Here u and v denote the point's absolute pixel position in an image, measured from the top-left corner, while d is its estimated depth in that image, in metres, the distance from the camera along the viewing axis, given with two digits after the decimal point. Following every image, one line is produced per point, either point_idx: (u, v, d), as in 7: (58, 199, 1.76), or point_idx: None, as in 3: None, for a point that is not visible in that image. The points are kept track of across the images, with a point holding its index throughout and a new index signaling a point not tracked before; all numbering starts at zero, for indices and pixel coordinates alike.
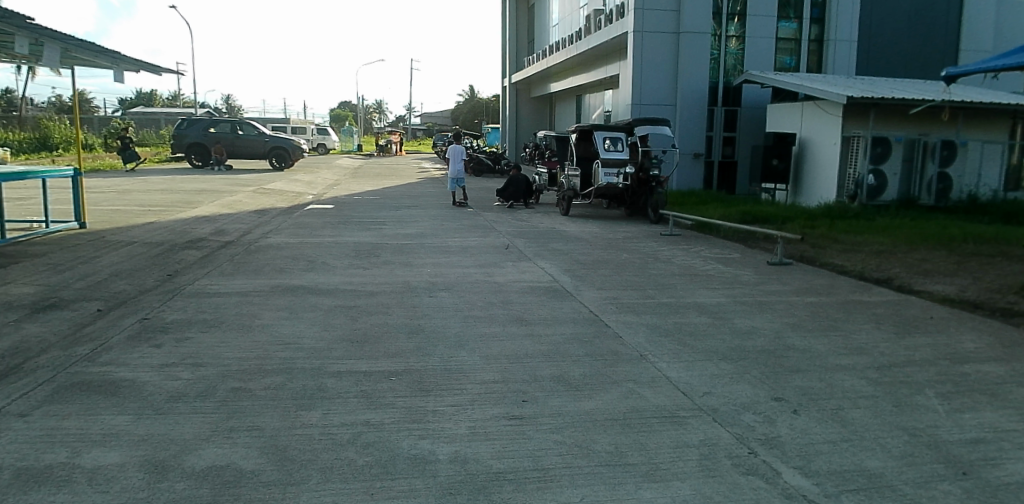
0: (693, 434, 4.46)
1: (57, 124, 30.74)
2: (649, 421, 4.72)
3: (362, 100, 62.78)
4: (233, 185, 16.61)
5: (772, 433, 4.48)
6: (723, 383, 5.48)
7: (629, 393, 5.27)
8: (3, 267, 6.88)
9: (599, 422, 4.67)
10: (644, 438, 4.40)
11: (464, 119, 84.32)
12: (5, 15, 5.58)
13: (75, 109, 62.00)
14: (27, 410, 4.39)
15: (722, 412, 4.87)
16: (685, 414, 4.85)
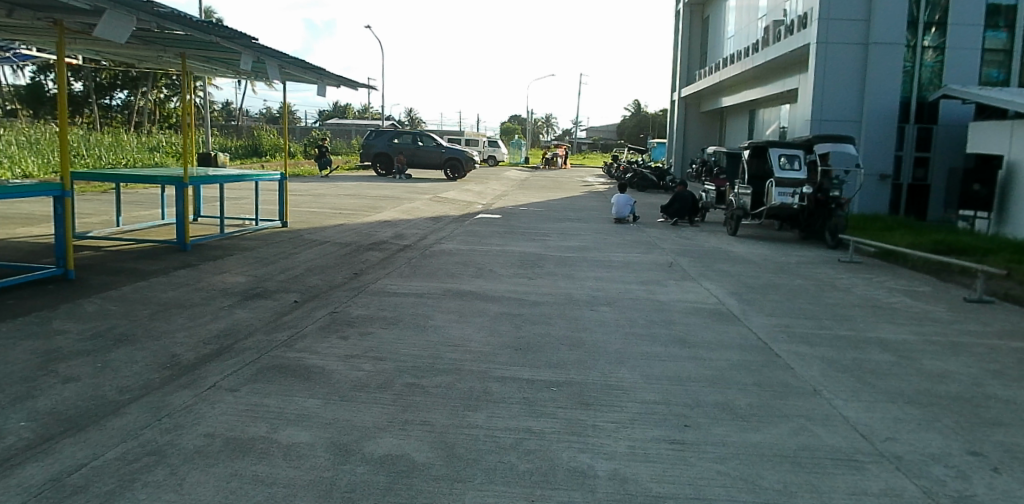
0: (874, 482, 4.00)
1: (269, 134, 34.83)
2: (824, 462, 4.30)
3: (530, 115, 64.39)
4: (414, 193, 17.75)
5: (968, 490, 3.90)
6: (910, 429, 4.89)
7: (801, 429, 4.85)
8: (222, 257, 7.83)
9: (766, 457, 4.33)
10: (819, 480, 4.02)
11: (625, 135, 83.68)
12: (236, 34, 6.34)
13: (280, 121, 69.77)
14: (236, 385, 4.89)
15: (909, 461, 4.32)
16: (863, 459, 4.36)
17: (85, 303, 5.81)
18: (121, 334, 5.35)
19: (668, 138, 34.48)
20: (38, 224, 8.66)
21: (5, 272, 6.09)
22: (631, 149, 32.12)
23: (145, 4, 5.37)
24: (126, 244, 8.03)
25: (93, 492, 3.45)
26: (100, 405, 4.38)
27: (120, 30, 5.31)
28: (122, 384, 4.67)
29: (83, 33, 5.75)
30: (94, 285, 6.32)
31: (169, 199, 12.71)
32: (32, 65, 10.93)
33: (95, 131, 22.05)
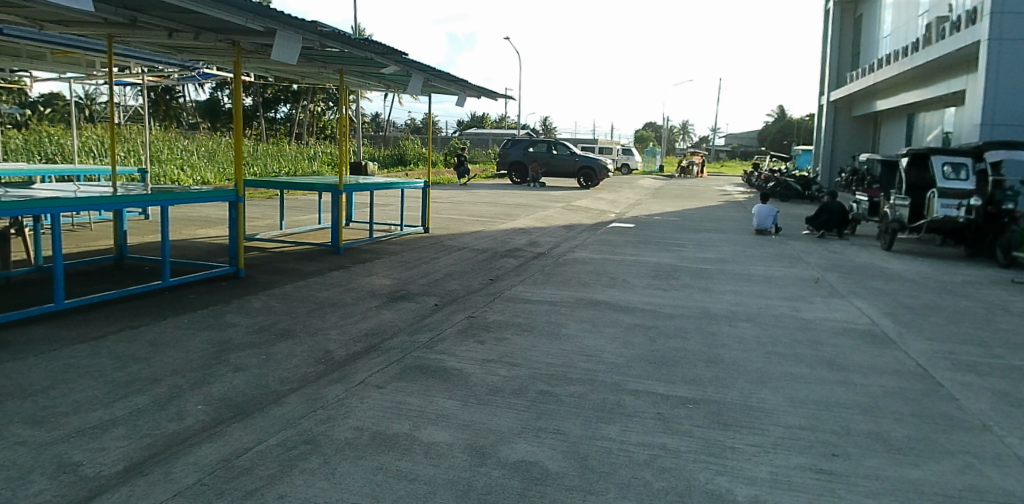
0: None
1: (413, 143, 36.56)
2: None
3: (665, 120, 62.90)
4: (547, 201, 17.96)
5: None
6: None
7: (968, 468, 4.35)
8: (370, 260, 8.30)
9: (928, 496, 3.93)
10: None
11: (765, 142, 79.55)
12: (389, 49, 6.73)
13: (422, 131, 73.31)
14: (382, 382, 5.14)
15: None
16: None
17: (252, 299, 6.36)
18: (282, 329, 5.80)
19: (814, 145, 32.48)
20: (214, 226, 9.63)
21: (186, 269, 6.79)
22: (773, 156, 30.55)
23: (310, 24, 5.84)
24: (288, 246, 8.72)
25: (257, 475, 3.75)
26: (264, 394, 4.76)
27: (288, 48, 5.81)
28: (283, 376, 5.04)
29: (257, 52, 6.29)
30: (260, 283, 6.89)
31: (324, 205, 13.68)
32: (210, 83, 12.17)
33: (264, 141, 24.23)
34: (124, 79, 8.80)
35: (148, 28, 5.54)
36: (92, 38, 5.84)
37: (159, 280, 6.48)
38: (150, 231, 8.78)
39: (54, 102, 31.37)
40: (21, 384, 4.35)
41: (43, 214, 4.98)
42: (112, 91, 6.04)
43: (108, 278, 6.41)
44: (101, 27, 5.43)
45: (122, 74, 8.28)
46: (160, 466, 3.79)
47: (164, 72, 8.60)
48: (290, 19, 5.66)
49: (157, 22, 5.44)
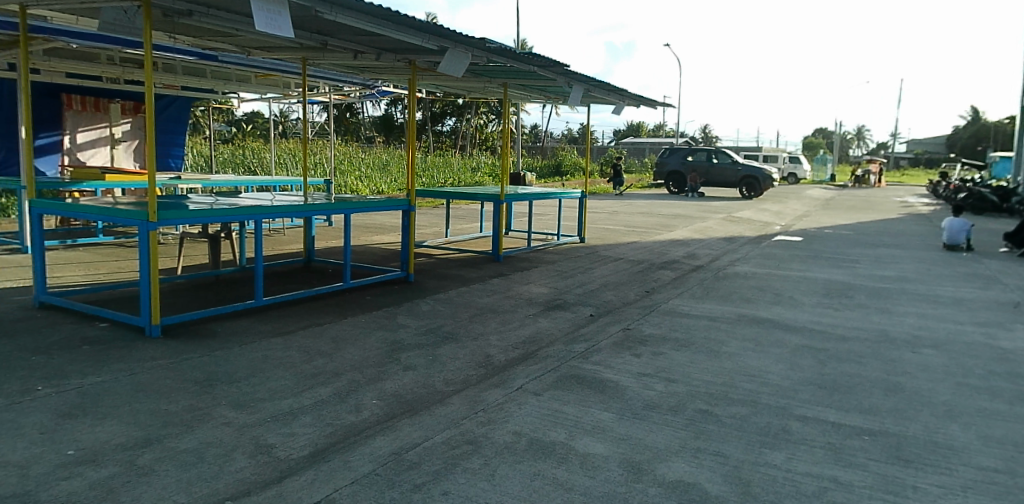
0: None
1: (569, 152, 36.85)
2: None
3: (836, 124, 58.21)
4: (706, 212, 17.38)
5: None
6: None
7: None
8: (528, 268, 8.50)
9: None
10: None
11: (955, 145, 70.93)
12: (551, 62, 6.89)
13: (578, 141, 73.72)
14: (539, 390, 5.23)
15: None
16: None
17: (420, 303, 6.75)
18: (447, 332, 6.09)
19: (1017, 151, 28.54)
20: (387, 233, 10.35)
21: (364, 272, 7.36)
22: (966, 163, 27.27)
23: (478, 41, 6.16)
24: (453, 252, 9.17)
25: (424, 470, 3.95)
26: (430, 393, 5.03)
27: (457, 64, 6.16)
28: (448, 377, 5.29)
29: (429, 69, 6.69)
30: (428, 287, 7.30)
31: (485, 214, 14.20)
32: (385, 100, 13.12)
33: (432, 153, 25.46)
34: (314, 99, 9.70)
35: (336, 51, 6.07)
36: (290, 62, 6.49)
37: (341, 281, 7.08)
38: (334, 237, 9.63)
39: (256, 120, 35.41)
40: (227, 370, 4.91)
41: (248, 219, 5.62)
42: (304, 108, 6.66)
43: (298, 278, 7.10)
44: (297, 51, 6.01)
45: (313, 94, 9.14)
46: (339, 454, 4.11)
47: (348, 91, 9.40)
48: (461, 38, 6.02)
49: (344, 45, 5.94)
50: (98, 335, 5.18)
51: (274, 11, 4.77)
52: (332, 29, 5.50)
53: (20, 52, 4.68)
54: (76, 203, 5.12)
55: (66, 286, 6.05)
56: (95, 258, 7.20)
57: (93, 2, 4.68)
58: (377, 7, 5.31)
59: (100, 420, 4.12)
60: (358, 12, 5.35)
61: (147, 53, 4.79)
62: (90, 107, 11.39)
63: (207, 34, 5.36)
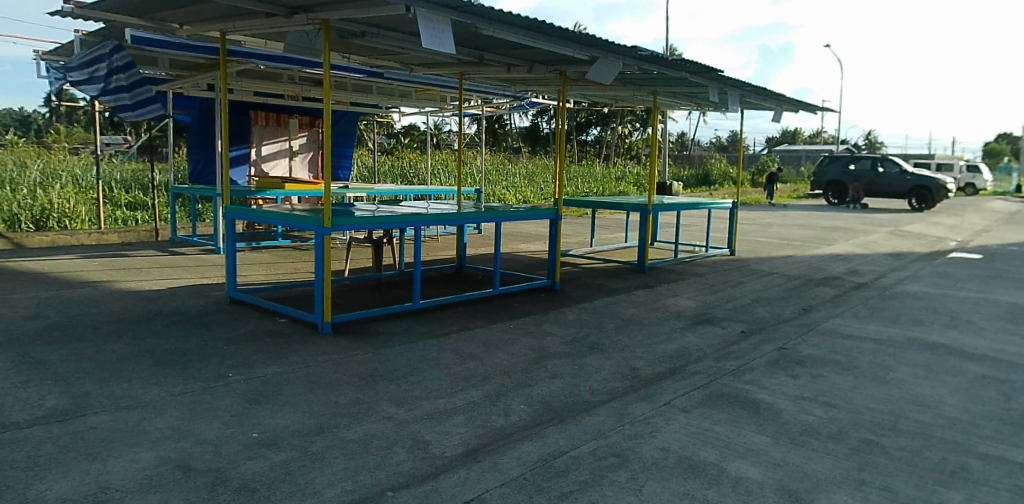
0: None
1: (715, 159, 35.45)
2: None
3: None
4: (870, 225, 16.11)
5: None
6: None
7: None
8: (675, 280, 8.33)
9: None
10: None
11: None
12: (704, 68, 6.75)
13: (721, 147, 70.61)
14: (688, 406, 5.09)
15: None
16: None
17: (566, 311, 6.82)
18: (593, 342, 6.10)
19: None
20: (533, 242, 10.54)
21: (512, 279, 7.55)
22: None
23: (630, 49, 6.16)
24: (598, 262, 9.19)
25: (572, 479, 3.97)
26: (577, 403, 5.05)
27: (607, 73, 6.21)
28: (594, 387, 5.30)
29: (578, 79, 6.77)
30: (574, 296, 7.36)
31: (631, 225, 14.04)
32: (533, 110, 13.37)
33: (577, 162, 25.40)
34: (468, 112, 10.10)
35: (491, 65, 6.30)
36: (447, 77, 6.81)
37: (490, 288, 7.31)
38: (484, 244, 9.97)
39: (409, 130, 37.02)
40: (388, 368, 5.23)
41: (408, 226, 5.96)
42: (459, 121, 6.97)
43: (450, 284, 7.43)
44: (455, 67, 6.30)
45: (467, 107, 9.53)
46: (490, 457, 4.22)
47: (498, 103, 9.69)
48: (613, 47, 6.06)
49: (500, 58, 6.16)
50: (279, 329, 5.71)
51: (439, 29, 5.00)
52: (489, 43, 5.72)
53: (220, 74, 5.26)
54: (262, 209, 5.68)
55: (252, 284, 6.72)
56: (276, 259, 7.93)
57: (282, 27, 5.18)
58: (533, 21, 5.46)
59: (279, 407, 4.52)
60: (515, 27, 5.53)
61: (325, 72, 5.21)
62: (273, 123, 11.86)
63: (376, 53, 5.76)
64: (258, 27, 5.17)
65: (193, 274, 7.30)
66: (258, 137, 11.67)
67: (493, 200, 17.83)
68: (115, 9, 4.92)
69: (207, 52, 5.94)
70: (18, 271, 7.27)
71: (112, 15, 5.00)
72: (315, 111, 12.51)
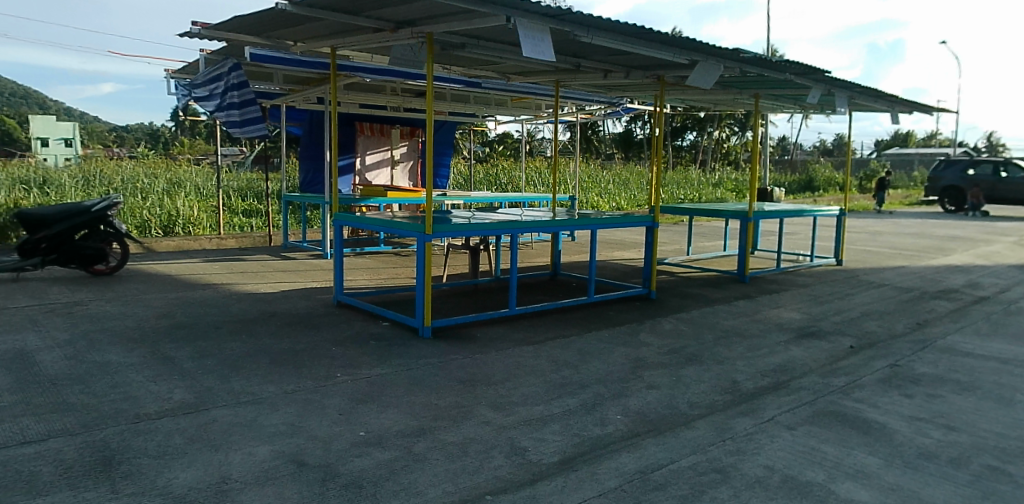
0: None
1: (816, 164, 33.88)
2: None
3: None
4: (995, 235, 14.93)
5: None
6: None
7: None
8: (777, 291, 8.04)
9: None
10: None
11: None
12: (810, 69, 6.49)
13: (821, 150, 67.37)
14: (792, 424, 4.85)
15: None
16: None
17: (663, 322, 6.73)
18: (691, 353, 5.98)
19: None
20: (627, 250, 10.46)
21: (607, 288, 7.52)
22: None
23: (732, 52, 6.00)
24: (695, 271, 9.00)
25: (671, 493, 3.84)
26: (675, 415, 4.93)
27: (706, 77, 6.08)
28: (692, 400, 5.17)
29: (677, 83, 6.68)
30: (670, 306, 7.25)
31: (728, 234, 13.66)
32: (628, 116, 13.28)
33: (673, 169, 24.93)
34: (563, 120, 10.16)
35: (588, 71, 6.30)
36: (544, 85, 6.87)
37: (585, 295, 7.31)
38: (579, 252, 9.97)
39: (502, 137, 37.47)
40: (486, 373, 5.32)
41: (505, 233, 6.04)
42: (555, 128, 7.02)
43: (545, 291, 7.48)
44: (552, 74, 6.35)
45: (562, 114, 9.58)
46: (588, 465, 4.17)
47: (594, 109, 9.69)
48: (714, 50, 5.92)
49: (597, 65, 6.16)
50: (382, 333, 5.92)
51: (538, 37, 5.05)
52: (587, 50, 5.72)
53: (331, 87, 5.53)
54: (366, 216, 5.92)
55: (357, 289, 7.01)
56: (378, 265, 8.25)
57: (387, 42, 5.38)
58: (632, 26, 5.40)
59: (383, 408, 4.67)
60: (613, 33, 5.49)
61: (428, 83, 5.38)
62: (377, 133, 12.13)
63: (475, 63, 5.88)
64: (366, 41, 5.40)
65: (303, 278, 7.70)
66: (362, 148, 12.02)
67: (587, 207, 17.75)
68: (239, 29, 5.27)
69: (318, 67, 6.26)
70: (149, 274, 7.90)
71: (235, 35, 5.35)
72: (416, 121, 12.76)
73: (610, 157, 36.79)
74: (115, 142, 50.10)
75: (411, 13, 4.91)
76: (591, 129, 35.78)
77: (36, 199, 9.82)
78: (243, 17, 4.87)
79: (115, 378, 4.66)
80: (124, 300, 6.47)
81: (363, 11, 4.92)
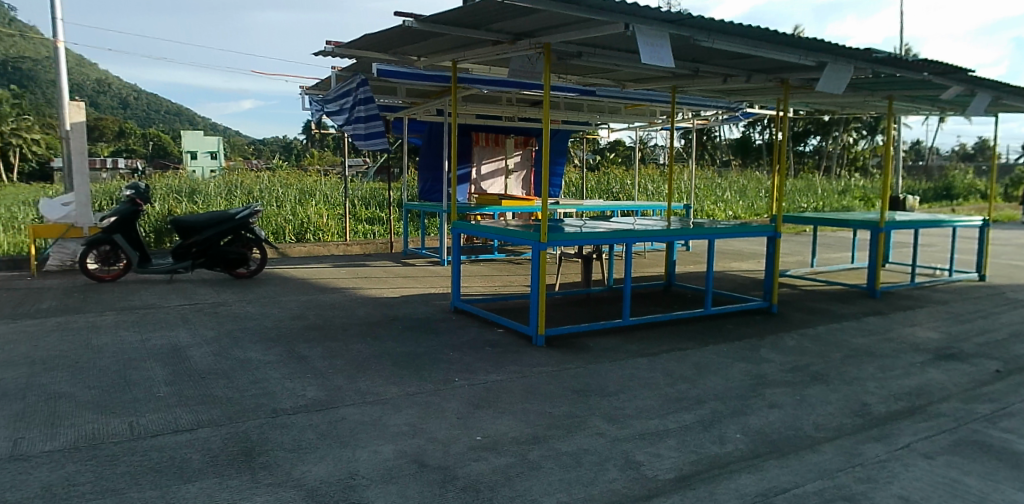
0: None
1: (955, 170, 31.14)
2: None
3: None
4: None
5: None
6: None
7: None
8: (911, 308, 7.47)
9: None
10: None
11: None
12: (951, 68, 6.01)
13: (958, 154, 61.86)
14: (932, 452, 4.43)
15: None
16: None
17: (785, 338, 6.42)
18: (816, 372, 5.66)
19: None
20: (744, 261, 10.08)
21: (724, 300, 7.28)
22: None
23: (863, 52, 5.67)
24: (819, 284, 8.54)
25: None
26: (799, 437, 4.64)
27: (834, 80, 5.78)
28: (818, 422, 4.86)
29: (802, 86, 6.37)
30: (793, 321, 6.91)
31: (856, 244, 12.85)
32: (746, 122, 12.79)
33: (793, 177, 23.77)
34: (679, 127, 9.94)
35: (706, 76, 6.16)
36: (659, 91, 6.78)
37: (701, 307, 7.11)
38: (694, 262, 9.73)
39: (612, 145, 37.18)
40: (600, 384, 5.27)
41: (619, 242, 5.99)
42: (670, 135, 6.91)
43: (659, 302, 7.34)
44: (669, 80, 6.26)
45: (678, 121, 9.41)
46: (706, 483, 3.99)
47: (710, 115, 9.44)
48: (843, 51, 5.62)
49: (715, 69, 6.01)
50: (498, 339, 6.02)
51: (657, 43, 4.96)
52: (706, 55, 5.59)
53: (451, 99, 5.70)
54: (482, 224, 6.06)
55: (473, 296, 7.19)
56: (493, 272, 8.42)
57: (506, 53, 5.48)
58: (756, 29, 5.21)
59: (499, 414, 4.73)
60: (734, 36, 5.33)
61: (545, 93, 5.44)
62: (492, 143, 12.34)
63: (591, 72, 5.88)
64: (486, 54, 5.53)
65: (422, 284, 7.98)
66: (477, 157, 12.26)
67: (702, 216, 17.22)
68: (368, 46, 5.56)
69: (439, 80, 6.49)
70: (284, 277, 8.46)
71: (364, 52, 5.65)
72: (530, 131, 12.85)
73: (724, 164, 35.60)
74: (248, 154, 54.22)
75: (530, 24, 4.97)
76: (705, 135, 34.78)
77: (188, 207, 10.77)
78: (373, 35, 5.13)
79: (256, 374, 5.01)
80: (262, 301, 6.97)
81: (483, 24, 5.03)
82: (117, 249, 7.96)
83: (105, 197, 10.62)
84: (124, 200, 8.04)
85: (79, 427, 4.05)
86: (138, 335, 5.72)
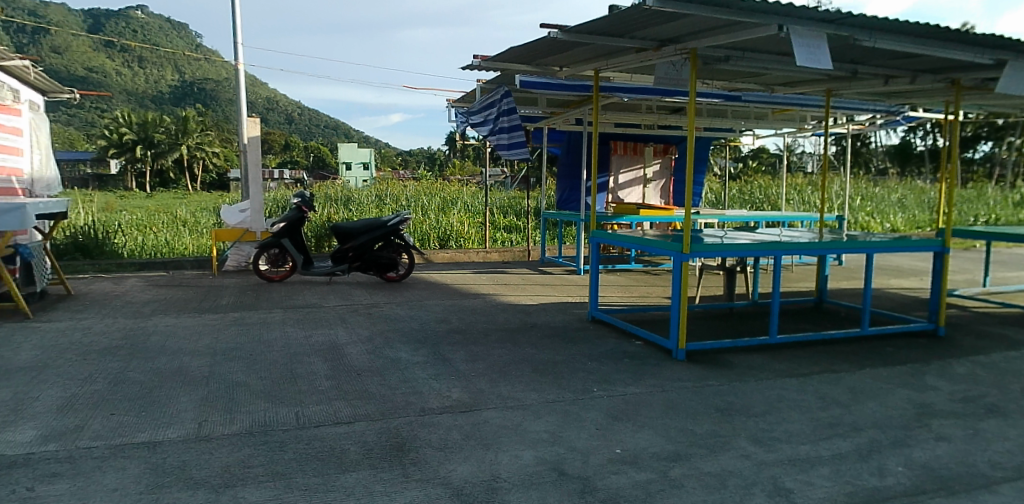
0: None
1: None
2: None
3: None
4: None
5: None
6: None
7: None
8: None
9: None
10: None
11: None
12: None
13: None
14: None
15: None
16: None
17: (955, 364, 5.82)
18: (992, 405, 5.07)
19: None
20: (906, 278, 9.26)
21: (882, 320, 6.73)
22: None
23: None
24: (995, 306, 7.68)
25: None
26: (975, 475, 4.13)
27: (1018, 78, 5.20)
28: (997, 459, 4.32)
29: (977, 86, 5.77)
30: (964, 347, 6.25)
31: None
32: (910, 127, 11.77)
33: (962, 188, 21.59)
34: (832, 132, 9.40)
35: (866, 77, 5.76)
36: (812, 95, 6.43)
37: (857, 327, 6.62)
38: (848, 278, 9.08)
39: None
40: (745, 403, 5.04)
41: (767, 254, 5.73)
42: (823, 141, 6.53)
43: (810, 319, 6.92)
44: (823, 83, 5.91)
45: (832, 126, 8.85)
46: None
47: (867, 120, 8.79)
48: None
49: (876, 70, 5.59)
50: (636, 351, 5.93)
51: (814, 45, 4.67)
52: (865, 55, 5.22)
53: (593, 107, 5.71)
54: (620, 233, 6.03)
55: (610, 306, 7.16)
56: (631, 282, 8.32)
57: (651, 60, 5.42)
58: (925, 27, 4.81)
59: (639, 427, 4.63)
60: (899, 35, 4.95)
61: (689, 100, 5.30)
62: (630, 152, 12.23)
63: (738, 76, 5.68)
64: (629, 61, 5.49)
65: (559, 292, 8.04)
66: (615, 166, 12.22)
67: (855, 229, 16.06)
68: (513, 58, 5.72)
69: (580, 89, 6.55)
70: (430, 282, 8.85)
71: (510, 64, 5.82)
72: (670, 139, 12.61)
73: (880, 172, 33.09)
74: (391, 165, 57.52)
75: (676, 30, 4.88)
76: (857, 142, 32.53)
77: (345, 214, 11.57)
78: (520, 47, 5.26)
79: (405, 374, 5.26)
80: (410, 304, 7.33)
81: (628, 32, 5.00)
82: (285, 253, 8.68)
83: (275, 204, 11.66)
84: (292, 207, 8.79)
85: (252, 413, 4.44)
86: (302, 331, 6.21)
